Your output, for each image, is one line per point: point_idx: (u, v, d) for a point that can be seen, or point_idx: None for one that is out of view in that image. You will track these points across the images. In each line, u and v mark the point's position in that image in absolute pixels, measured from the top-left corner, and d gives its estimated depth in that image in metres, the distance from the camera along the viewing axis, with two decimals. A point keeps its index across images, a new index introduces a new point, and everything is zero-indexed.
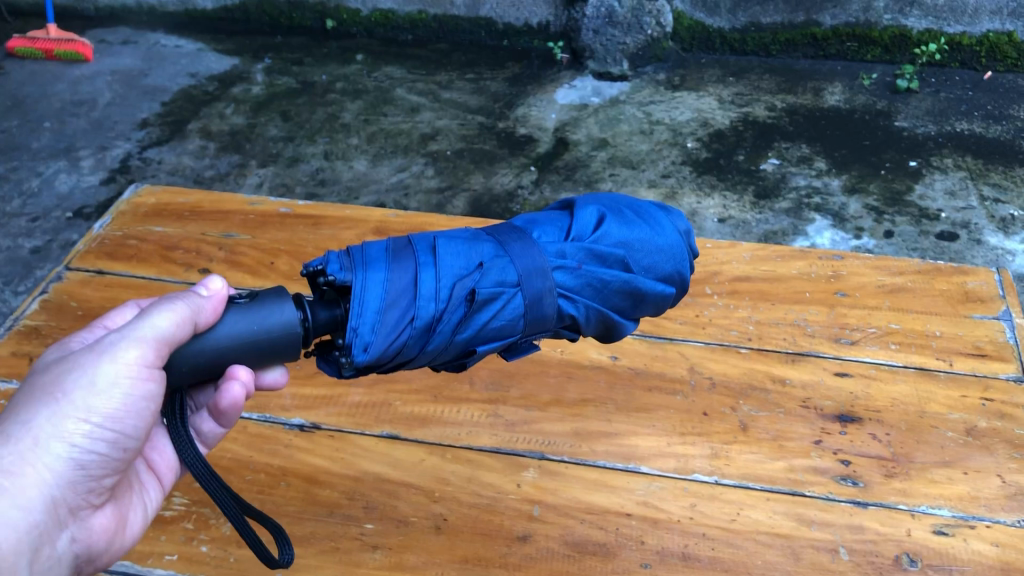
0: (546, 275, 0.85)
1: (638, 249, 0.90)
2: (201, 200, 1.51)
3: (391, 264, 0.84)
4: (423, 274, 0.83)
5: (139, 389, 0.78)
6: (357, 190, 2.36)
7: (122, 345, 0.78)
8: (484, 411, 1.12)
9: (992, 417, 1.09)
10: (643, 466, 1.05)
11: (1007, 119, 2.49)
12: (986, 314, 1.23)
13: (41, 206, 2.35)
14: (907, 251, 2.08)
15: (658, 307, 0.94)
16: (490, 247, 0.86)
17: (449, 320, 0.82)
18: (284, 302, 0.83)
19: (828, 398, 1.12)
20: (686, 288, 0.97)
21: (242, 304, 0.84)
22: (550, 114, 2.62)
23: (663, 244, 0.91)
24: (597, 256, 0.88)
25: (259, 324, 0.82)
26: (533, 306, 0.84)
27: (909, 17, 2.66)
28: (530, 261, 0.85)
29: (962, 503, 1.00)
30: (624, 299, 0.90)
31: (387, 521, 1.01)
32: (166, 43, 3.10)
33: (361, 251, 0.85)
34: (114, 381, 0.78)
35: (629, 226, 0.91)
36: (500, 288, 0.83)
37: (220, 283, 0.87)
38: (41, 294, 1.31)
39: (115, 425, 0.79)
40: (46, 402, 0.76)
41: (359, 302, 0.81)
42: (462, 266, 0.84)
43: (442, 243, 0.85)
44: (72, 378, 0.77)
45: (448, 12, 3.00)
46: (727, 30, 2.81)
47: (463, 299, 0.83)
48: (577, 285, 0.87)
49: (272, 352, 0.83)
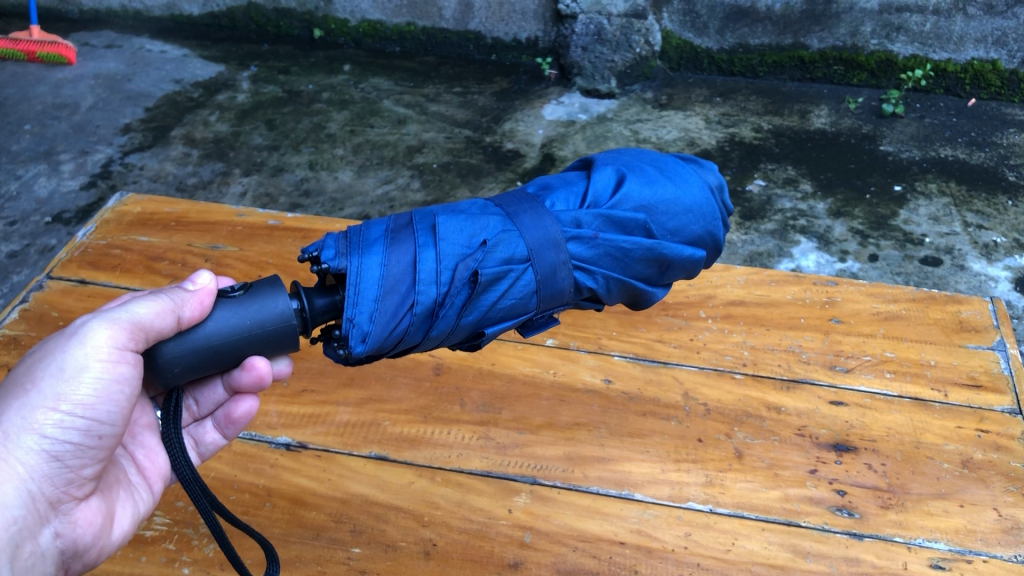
0: (559, 247, 0.81)
1: (662, 211, 0.87)
2: (187, 211, 1.49)
3: (388, 246, 0.80)
4: (423, 254, 0.79)
5: (112, 373, 0.77)
6: (342, 201, 2.34)
7: (93, 331, 0.77)
8: (475, 433, 1.10)
9: (987, 449, 1.08)
10: (637, 493, 1.03)
11: (990, 146, 2.50)
12: (980, 344, 1.23)
13: (20, 210, 2.31)
14: (891, 276, 2.08)
15: (688, 272, 0.91)
16: (495, 222, 0.82)
17: (453, 304, 0.79)
18: (278, 294, 0.77)
19: (823, 426, 1.11)
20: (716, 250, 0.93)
21: (234, 298, 0.78)
22: (537, 130, 2.61)
23: (689, 204, 0.88)
24: (613, 222, 0.84)
25: (251, 318, 0.76)
26: (547, 280, 0.81)
27: (895, 42, 2.65)
28: (541, 232, 0.82)
29: (959, 536, 0.99)
30: (648, 266, 0.87)
31: (375, 546, 0.99)
32: (151, 48, 3.07)
33: (358, 233, 0.82)
34: (84, 369, 0.77)
35: (651, 186, 0.87)
36: (508, 266, 0.80)
37: (209, 278, 0.81)
38: (22, 303, 1.28)
39: (90, 410, 0.78)
40: (17, 396, 0.76)
41: (355, 290, 0.77)
42: (464, 246, 0.80)
43: (443, 221, 0.82)
44: (42, 368, 0.77)
45: (437, 24, 2.98)
46: (715, 51, 2.81)
47: (467, 281, 0.79)
48: (594, 256, 0.83)
49: (269, 345, 0.77)
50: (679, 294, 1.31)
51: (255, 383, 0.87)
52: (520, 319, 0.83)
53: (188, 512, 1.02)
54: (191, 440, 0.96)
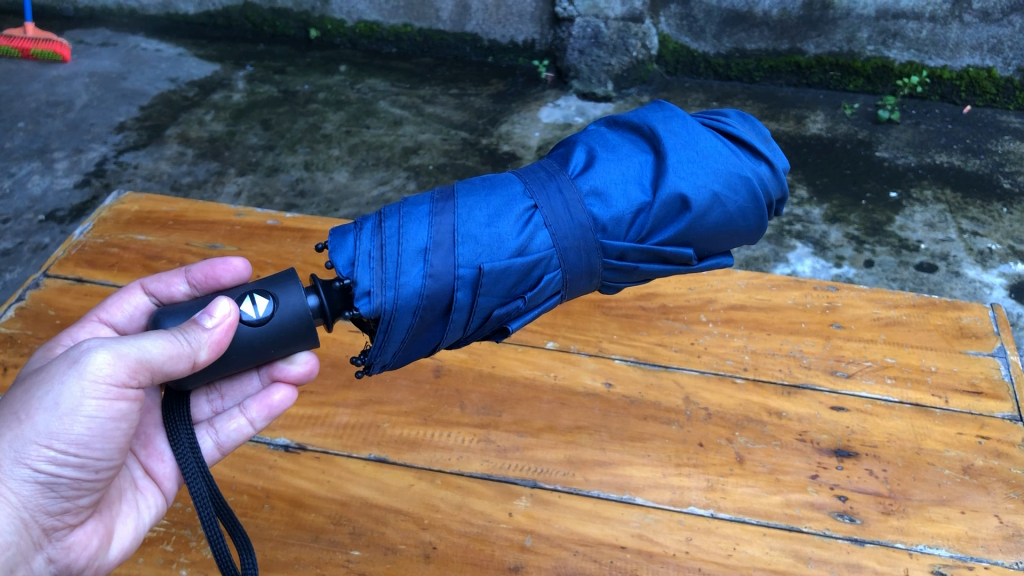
0: (591, 278, 0.84)
1: (706, 240, 0.87)
2: (186, 209, 1.48)
3: (429, 288, 0.78)
4: (462, 308, 0.79)
5: (107, 411, 0.80)
6: (337, 202, 2.34)
7: (95, 362, 0.78)
8: (475, 436, 1.09)
9: (988, 456, 1.08)
10: (638, 497, 1.03)
11: (985, 153, 2.50)
12: (981, 351, 1.22)
13: (12, 207, 2.30)
14: (887, 282, 2.09)
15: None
16: (542, 269, 0.81)
17: (473, 334, 0.84)
18: (296, 286, 0.79)
19: (824, 431, 1.11)
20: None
21: (258, 321, 0.78)
22: (534, 133, 2.61)
23: (736, 233, 0.88)
24: (657, 253, 0.85)
25: (273, 346, 0.79)
26: (569, 297, 0.86)
27: (891, 49, 2.65)
28: (582, 271, 0.82)
29: (960, 542, 0.98)
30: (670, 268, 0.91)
31: (374, 548, 0.98)
32: (146, 47, 3.05)
33: (397, 256, 0.78)
34: (80, 406, 0.78)
35: (708, 214, 0.84)
36: (537, 309, 0.84)
37: (228, 305, 0.76)
38: (18, 301, 1.27)
39: (84, 443, 0.79)
40: (11, 425, 0.77)
41: (387, 337, 0.79)
42: (505, 295, 0.81)
43: (486, 262, 0.79)
44: (37, 400, 0.77)
45: (434, 26, 2.97)
46: (712, 55, 2.81)
47: (492, 324, 0.83)
48: (621, 276, 0.87)
49: (285, 340, 0.79)
50: (680, 298, 1.30)
51: (296, 376, 0.95)
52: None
53: (185, 514, 1.01)
54: (212, 429, 0.94)
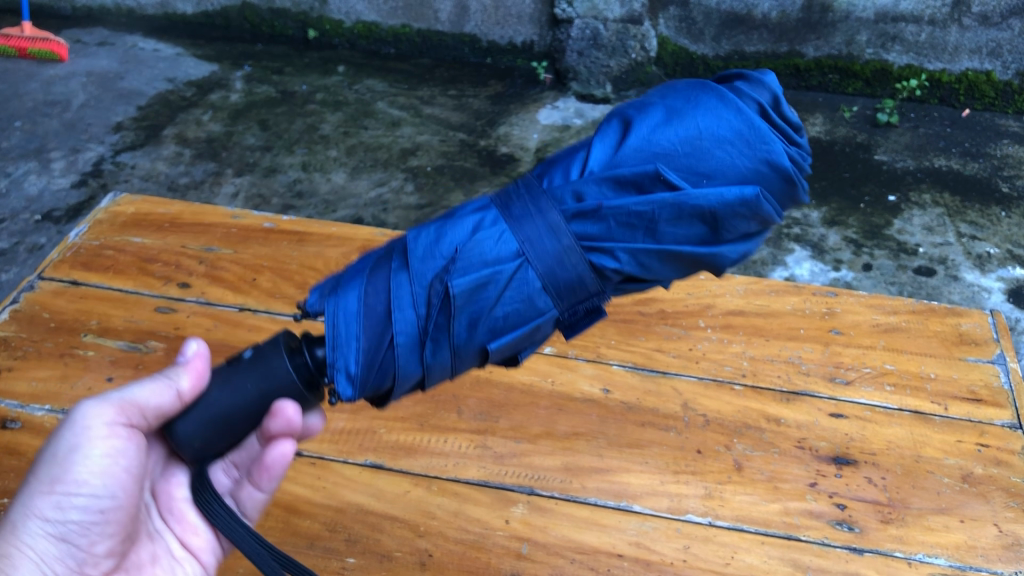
0: (555, 231, 0.72)
1: (685, 156, 0.72)
2: (182, 212, 1.47)
3: (365, 281, 0.77)
4: (397, 279, 0.75)
5: (112, 458, 0.84)
6: (335, 204, 2.33)
7: (91, 413, 0.84)
8: (472, 442, 1.09)
9: (988, 464, 1.07)
10: (635, 505, 1.02)
11: (984, 157, 2.50)
12: (981, 357, 1.22)
13: (9, 207, 2.29)
14: (886, 286, 2.08)
15: (758, 221, 0.73)
16: (473, 227, 0.75)
17: (438, 319, 0.74)
18: (279, 358, 0.77)
19: (823, 438, 1.10)
20: (783, 171, 0.73)
21: (242, 365, 0.79)
22: (532, 134, 2.60)
23: (716, 135, 0.72)
24: (621, 186, 0.72)
25: (258, 390, 0.77)
26: (555, 267, 0.72)
27: (890, 52, 2.65)
28: (529, 219, 0.73)
29: (959, 552, 0.98)
30: (690, 226, 0.72)
31: (370, 556, 0.97)
32: (144, 46, 3.04)
33: (346, 277, 0.80)
34: (85, 455, 0.83)
35: (653, 126, 0.74)
36: (489, 267, 0.72)
37: (198, 348, 0.88)
38: (13, 304, 1.26)
39: (89, 488, 0.83)
40: (26, 487, 0.81)
41: (332, 332, 0.75)
42: (438, 258, 0.74)
43: (414, 237, 0.77)
44: (47, 459, 0.83)
45: (432, 27, 2.96)
46: (711, 57, 2.79)
47: (445, 297, 0.73)
48: (605, 231, 0.72)
49: (266, 382, 0.77)
50: (678, 303, 1.30)
51: (286, 429, 0.85)
52: (536, 329, 0.75)
53: None
54: (235, 501, 0.95)
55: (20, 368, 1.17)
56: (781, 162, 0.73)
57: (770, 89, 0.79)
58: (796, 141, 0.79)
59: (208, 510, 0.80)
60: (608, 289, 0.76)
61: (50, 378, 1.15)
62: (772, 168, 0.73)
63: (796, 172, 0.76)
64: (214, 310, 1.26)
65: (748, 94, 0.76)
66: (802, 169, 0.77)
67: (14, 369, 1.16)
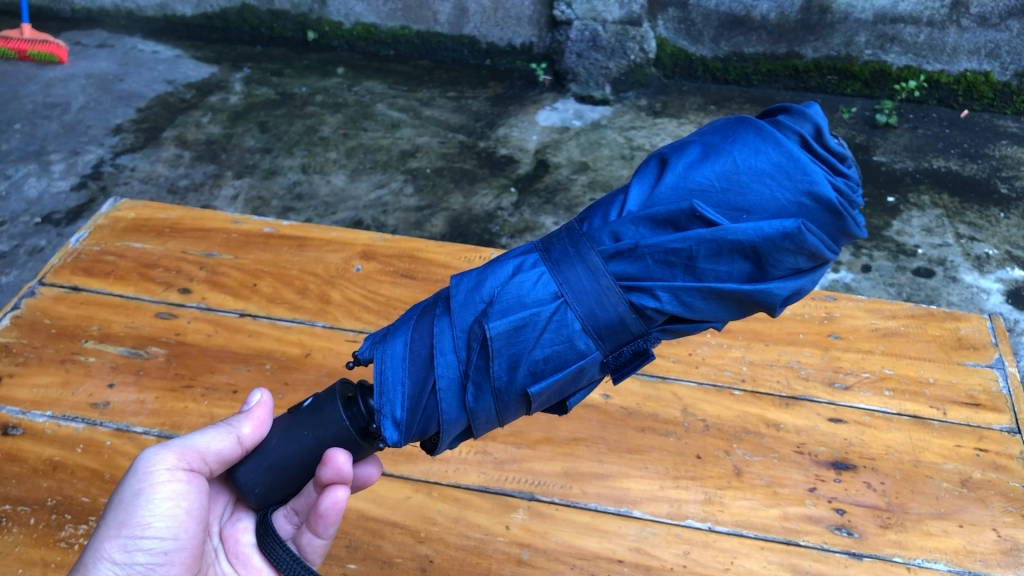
0: (592, 272, 0.69)
1: (726, 189, 0.67)
2: (182, 217, 1.47)
3: (413, 328, 0.77)
4: (438, 325, 0.74)
5: (175, 501, 0.85)
6: (335, 206, 2.33)
7: (156, 459, 0.85)
8: (473, 448, 1.09)
9: (987, 468, 1.08)
10: (635, 510, 1.02)
11: (983, 158, 2.50)
12: (979, 362, 1.22)
13: (9, 210, 2.29)
14: (885, 287, 2.08)
15: (807, 255, 0.66)
16: (511, 269, 0.73)
17: (477, 364, 0.72)
18: (333, 408, 0.78)
19: (822, 443, 1.10)
20: (828, 203, 0.66)
21: (299, 414, 0.81)
22: (531, 136, 2.61)
23: (757, 166, 0.67)
24: (658, 225, 0.69)
25: (311, 436, 0.79)
26: (593, 310, 0.69)
27: (889, 53, 2.65)
28: (565, 260, 0.70)
29: (958, 557, 0.98)
30: (731, 262, 0.67)
31: (371, 562, 0.98)
32: (143, 48, 3.05)
33: (398, 324, 0.80)
34: (149, 500, 0.84)
35: (692, 160, 0.70)
36: (523, 311, 0.70)
37: (262, 396, 0.89)
38: (14, 309, 1.26)
39: (154, 530, 0.84)
40: (94, 533, 0.83)
41: (379, 381, 0.75)
42: (477, 303, 0.73)
43: (459, 282, 0.76)
44: (115, 505, 0.84)
45: (432, 28, 2.96)
46: (710, 58, 2.80)
47: (483, 341, 0.71)
48: (644, 270, 0.68)
49: (317, 428, 0.79)
50: None
51: (337, 476, 0.83)
52: (581, 372, 0.71)
53: None
54: (296, 547, 0.94)
55: (22, 374, 1.17)
56: (825, 193, 0.66)
57: (815, 117, 0.72)
58: (847, 174, 0.71)
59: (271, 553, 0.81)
60: (655, 330, 0.71)
61: (52, 384, 1.15)
62: (817, 200, 0.66)
63: (847, 204, 0.68)
64: (215, 315, 1.27)
65: (787, 129, 0.70)
66: (855, 199, 0.69)
67: (16, 375, 1.17)
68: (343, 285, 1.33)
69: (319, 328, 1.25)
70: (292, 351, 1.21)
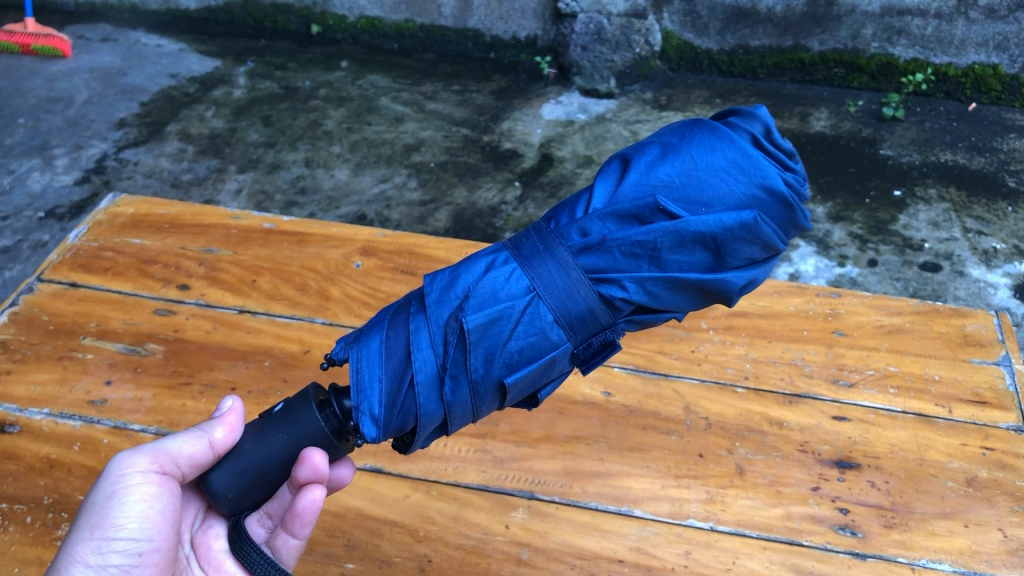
0: (562, 268, 0.71)
1: (686, 184, 0.71)
2: (182, 212, 1.46)
3: (387, 327, 0.77)
4: (413, 322, 0.75)
5: (147, 501, 0.84)
6: (338, 200, 2.32)
7: (126, 461, 0.85)
8: (472, 446, 1.08)
9: (992, 467, 1.06)
10: (636, 509, 1.01)
11: (990, 151, 2.48)
12: (986, 359, 1.21)
13: (12, 204, 2.29)
14: (891, 281, 2.07)
15: (762, 245, 0.71)
16: (484, 265, 0.74)
17: (454, 359, 0.73)
18: (308, 410, 0.78)
19: (826, 441, 1.09)
20: (779, 194, 0.71)
21: (272, 418, 0.80)
22: (536, 130, 2.59)
23: (715, 163, 0.71)
24: (623, 219, 0.72)
25: (287, 439, 0.78)
26: (564, 304, 0.71)
27: (896, 46, 2.63)
28: (537, 256, 0.72)
29: (964, 557, 0.97)
30: (692, 253, 0.70)
31: (368, 561, 0.97)
32: (148, 42, 3.04)
33: (368, 323, 0.80)
34: (121, 500, 0.83)
35: (654, 157, 0.73)
36: (499, 305, 0.72)
37: (233, 402, 0.90)
38: (12, 306, 1.26)
39: (128, 532, 0.83)
40: (67, 537, 0.81)
41: (356, 379, 0.75)
42: (451, 297, 0.74)
43: (429, 278, 0.77)
44: (87, 509, 0.83)
45: (436, 21, 2.95)
46: (715, 51, 2.78)
47: (459, 335, 0.72)
48: (613, 262, 0.71)
49: (292, 432, 0.78)
50: None
51: (314, 476, 0.82)
52: (553, 364, 0.73)
53: None
54: (270, 548, 0.92)
55: (19, 371, 1.16)
56: (778, 186, 0.71)
57: (764, 116, 0.77)
58: (792, 168, 0.77)
59: (245, 556, 0.80)
60: (622, 321, 0.74)
61: (49, 381, 1.15)
62: (770, 192, 0.71)
63: (796, 197, 0.74)
64: (214, 311, 1.26)
65: (739, 127, 0.75)
66: (804, 192, 0.74)
67: (13, 372, 1.16)
68: (342, 281, 1.31)
69: (318, 325, 1.24)
70: (291, 348, 1.20)
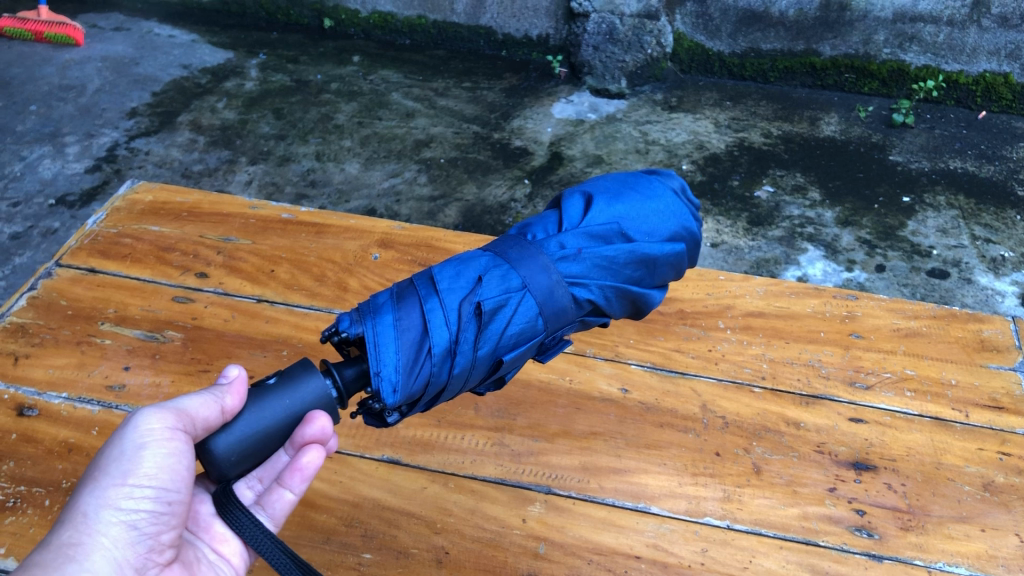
0: (548, 269, 0.85)
1: (635, 218, 0.92)
2: (200, 201, 1.47)
3: (397, 307, 0.83)
4: (427, 304, 0.82)
5: (172, 449, 0.76)
6: (348, 193, 2.32)
7: (146, 412, 0.76)
8: (489, 439, 1.08)
9: (1009, 473, 1.06)
10: (653, 506, 1.01)
11: (999, 159, 2.47)
12: (1002, 365, 1.21)
13: (24, 190, 2.29)
14: (898, 287, 2.06)
15: (673, 270, 0.95)
16: (489, 265, 0.85)
17: (466, 339, 0.81)
18: (309, 375, 0.81)
19: (843, 443, 1.09)
20: (692, 236, 0.97)
21: (273, 386, 0.81)
22: (547, 128, 2.59)
23: (656, 207, 0.93)
24: (594, 238, 0.89)
25: (296, 403, 0.80)
26: (546, 300, 0.84)
27: (908, 52, 2.63)
28: (531, 260, 0.86)
29: (980, 561, 0.97)
30: (637, 270, 0.91)
31: (386, 552, 0.97)
32: (160, 33, 3.04)
33: (367, 304, 0.85)
34: (145, 447, 0.75)
35: (610, 196, 0.93)
36: (505, 295, 0.83)
37: (237, 370, 0.83)
38: (30, 290, 1.26)
39: (157, 479, 0.75)
40: (85, 485, 0.73)
41: (374, 353, 0.79)
42: (463, 284, 0.83)
43: (434, 269, 0.86)
44: (106, 458, 0.74)
45: (448, 18, 2.96)
46: (727, 54, 2.78)
47: (472, 316, 0.82)
48: (586, 270, 0.87)
49: (300, 400, 0.80)
50: (699, 303, 1.29)
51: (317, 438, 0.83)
52: (526, 350, 0.86)
53: None
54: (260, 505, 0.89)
55: (37, 355, 1.17)
56: (692, 229, 0.96)
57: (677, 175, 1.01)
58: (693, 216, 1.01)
59: (234, 520, 0.77)
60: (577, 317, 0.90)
61: (67, 365, 1.15)
62: (687, 233, 0.95)
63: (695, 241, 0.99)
64: (231, 300, 1.26)
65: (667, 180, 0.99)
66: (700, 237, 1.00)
67: (31, 355, 1.16)
68: (360, 272, 1.32)
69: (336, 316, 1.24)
70: (309, 338, 1.20)
